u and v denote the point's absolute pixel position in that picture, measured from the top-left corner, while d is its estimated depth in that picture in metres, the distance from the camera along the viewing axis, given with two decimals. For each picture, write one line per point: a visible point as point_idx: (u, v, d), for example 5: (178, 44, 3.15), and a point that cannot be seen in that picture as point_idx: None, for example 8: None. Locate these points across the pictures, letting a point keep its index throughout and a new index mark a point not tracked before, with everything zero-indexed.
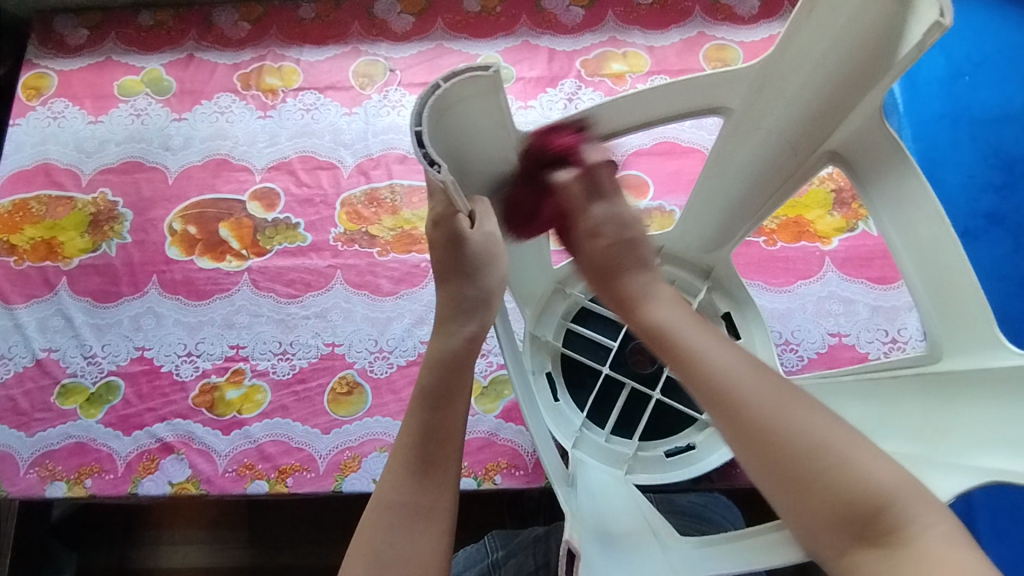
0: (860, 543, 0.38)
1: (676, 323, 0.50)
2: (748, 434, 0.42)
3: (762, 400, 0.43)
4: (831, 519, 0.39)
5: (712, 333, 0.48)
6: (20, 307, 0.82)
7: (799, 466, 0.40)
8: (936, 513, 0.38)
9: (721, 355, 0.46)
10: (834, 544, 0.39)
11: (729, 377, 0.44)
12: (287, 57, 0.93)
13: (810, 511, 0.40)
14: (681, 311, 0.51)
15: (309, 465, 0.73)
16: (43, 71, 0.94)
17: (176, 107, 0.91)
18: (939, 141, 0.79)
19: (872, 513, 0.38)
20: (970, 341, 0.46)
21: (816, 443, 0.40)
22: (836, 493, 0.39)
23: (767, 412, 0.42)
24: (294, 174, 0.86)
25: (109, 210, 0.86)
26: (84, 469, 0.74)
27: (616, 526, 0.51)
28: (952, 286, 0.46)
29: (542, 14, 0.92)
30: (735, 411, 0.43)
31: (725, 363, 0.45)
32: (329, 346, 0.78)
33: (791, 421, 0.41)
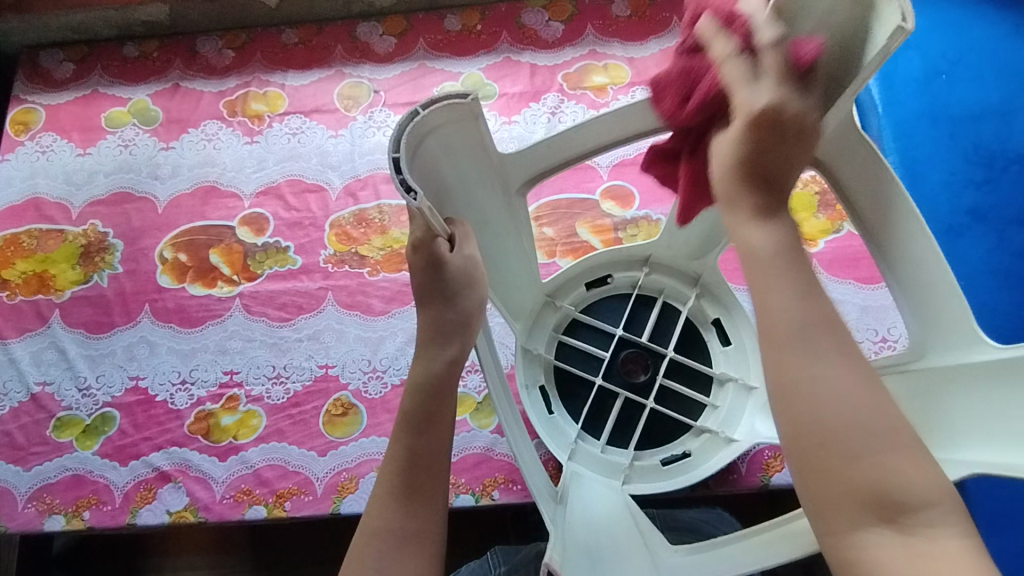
0: (881, 529, 0.36)
1: (760, 257, 0.40)
2: (797, 389, 0.37)
3: (832, 361, 0.37)
4: (857, 501, 0.36)
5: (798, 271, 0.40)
6: (13, 341, 0.82)
7: (847, 436, 0.36)
8: (959, 520, 0.36)
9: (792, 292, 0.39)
10: (852, 525, 0.36)
11: (800, 330, 0.38)
12: (272, 82, 0.94)
13: (839, 484, 0.36)
14: (779, 240, 0.40)
15: (306, 489, 0.73)
16: (31, 106, 0.95)
17: (163, 136, 0.92)
18: (917, 140, 0.81)
19: (902, 505, 0.35)
20: (953, 339, 0.46)
21: (867, 421, 0.36)
22: (871, 478, 0.36)
23: (828, 376, 0.37)
24: (282, 198, 0.87)
25: (99, 241, 0.87)
26: (81, 501, 0.74)
27: (607, 539, 0.52)
28: (932, 286, 0.47)
29: (522, 30, 0.94)
30: (795, 369, 0.37)
31: (792, 303, 0.39)
32: (323, 368, 0.78)
33: (851, 391, 0.37)
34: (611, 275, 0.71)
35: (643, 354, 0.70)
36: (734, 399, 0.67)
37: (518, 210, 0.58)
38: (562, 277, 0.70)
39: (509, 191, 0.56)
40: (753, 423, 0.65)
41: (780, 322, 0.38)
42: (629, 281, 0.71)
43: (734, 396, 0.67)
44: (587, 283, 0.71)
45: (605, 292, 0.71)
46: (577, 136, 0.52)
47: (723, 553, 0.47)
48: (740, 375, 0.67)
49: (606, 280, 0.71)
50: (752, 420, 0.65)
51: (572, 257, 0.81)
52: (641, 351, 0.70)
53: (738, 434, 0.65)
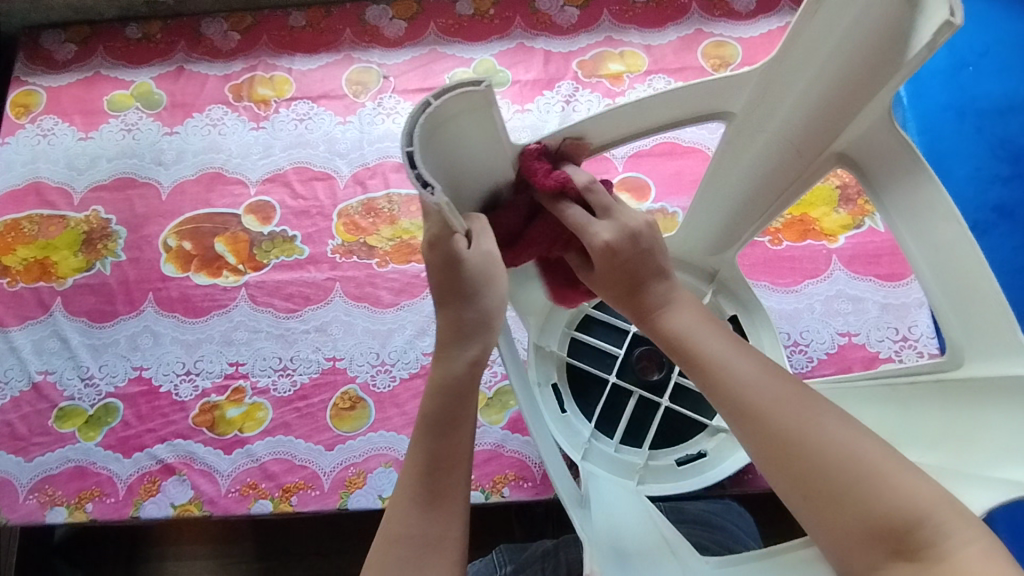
0: (893, 560, 0.36)
1: (689, 333, 0.46)
2: (778, 448, 0.40)
3: (784, 414, 0.40)
4: (861, 539, 0.37)
5: (735, 343, 0.45)
6: (14, 329, 0.80)
7: (827, 482, 0.38)
8: (969, 527, 0.35)
9: (739, 362, 0.43)
10: (867, 560, 0.37)
11: (752, 393, 0.41)
12: (278, 66, 0.92)
13: (840, 524, 0.37)
14: (698, 318, 0.47)
15: (313, 483, 0.72)
16: (32, 89, 0.93)
17: (167, 121, 0.90)
18: (944, 133, 0.78)
19: (900, 529, 0.36)
20: (993, 347, 0.44)
21: (839, 463, 0.38)
22: (861, 511, 0.37)
23: (785, 430, 0.40)
24: (289, 186, 0.85)
25: (102, 228, 0.85)
26: (84, 493, 0.73)
27: (634, 548, 0.50)
28: (973, 290, 0.45)
29: (536, 15, 0.91)
30: (758, 428, 0.41)
31: (744, 370, 0.43)
32: (330, 361, 0.77)
33: (817, 436, 0.39)
34: None
35: (658, 351, 0.68)
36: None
37: None
38: None
39: (527, 183, 0.54)
40: None
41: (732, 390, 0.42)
42: None
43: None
44: None
45: None
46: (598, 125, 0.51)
47: (757, 568, 0.46)
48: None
49: None
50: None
51: None
52: (656, 348, 0.68)
53: None
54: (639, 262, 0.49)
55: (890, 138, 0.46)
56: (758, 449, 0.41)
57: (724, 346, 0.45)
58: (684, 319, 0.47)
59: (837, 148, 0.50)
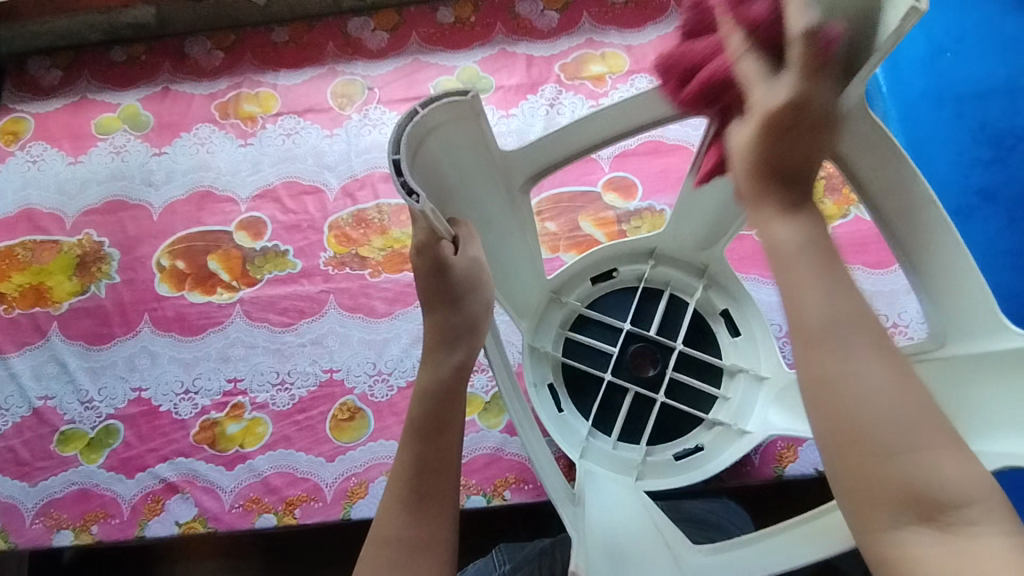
0: (919, 526, 0.34)
1: (788, 246, 0.38)
2: (837, 390, 0.35)
3: (861, 357, 0.36)
4: (893, 498, 0.34)
5: (829, 264, 0.38)
6: (13, 356, 0.81)
7: (881, 435, 0.34)
8: (1004, 515, 0.34)
9: (829, 289, 0.37)
10: (887, 522, 0.34)
11: (832, 325, 0.36)
12: (263, 83, 0.92)
13: (877, 484, 0.34)
14: (809, 233, 0.38)
15: (316, 495, 0.72)
16: (20, 116, 0.94)
17: (155, 141, 0.90)
18: (924, 119, 0.80)
19: (939, 502, 0.34)
20: (972, 327, 0.46)
21: (902, 418, 0.34)
22: (910, 473, 0.34)
23: (857, 373, 0.35)
24: (279, 201, 0.86)
25: (95, 251, 0.85)
26: (89, 515, 0.73)
27: (628, 544, 0.50)
28: (950, 275, 0.46)
29: (517, 20, 0.92)
30: (828, 365, 0.36)
31: (832, 300, 0.37)
32: (327, 373, 0.77)
33: (887, 389, 0.35)
34: (617, 269, 0.70)
35: (652, 348, 0.68)
36: (745, 391, 0.66)
37: (522, 208, 0.57)
38: (568, 271, 0.69)
39: (513, 188, 0.54)
40: (767, 412, 0.64)
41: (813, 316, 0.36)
42: (635, 275, 0.70)
43: (746, 386, 0.66)
44: (592, 278, 0.70)
45: (611, 287, 0.70)
46: (579, 132, 0.51)
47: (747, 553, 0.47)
48: (750, 366, 0.66)
49: (612, 274, 0.70)
50: (764, 411, 0.64)
51: (575, 251, 0.80)
52: (650, 345, 0.68)
53: (751, 425, 0.65)
54: (801, 148, 0.39)
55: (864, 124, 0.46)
56: (813, 383, 0.36)
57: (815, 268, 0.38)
58: (793, 231, 0.38)
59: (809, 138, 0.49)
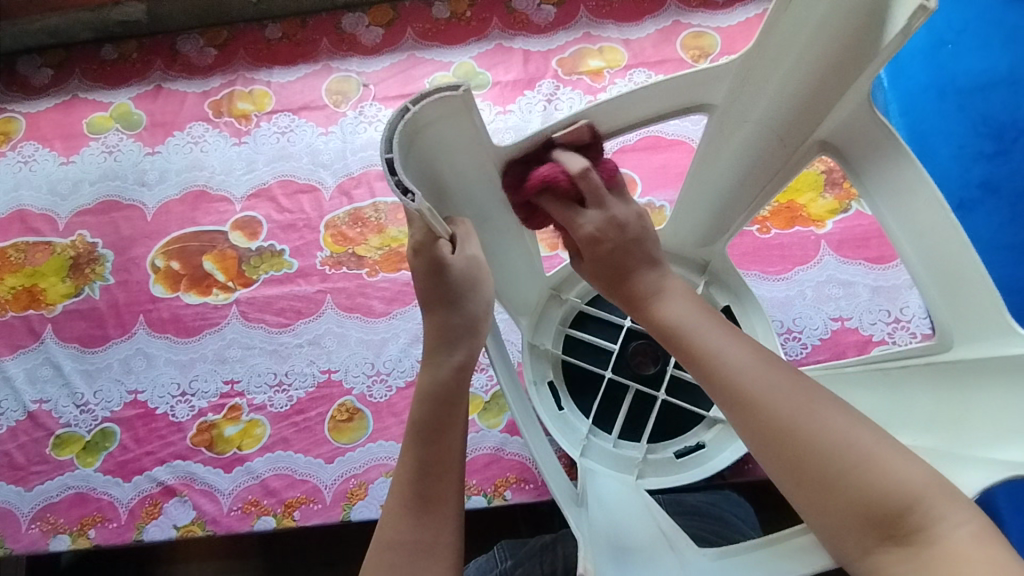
0: (885, 546, 0.34)
1: (682, 320, 0.45)
2: (771, 433, 0.38)
3: (779, 397, 0.38)
4: (853, 523, 0.35)
5: (725, 330, 0.43)
6: (6, 360, 0.80)
7: (820, 465, 0.36)
8: (964, 510, 0.34)
9: (730, 348, 0.41)
10: (859, 548, 0.35)
11: (742, 377, 0.40)
12: (257, 80, 0.91)
13: (831, 510, 0.36)
14: (688, 307, 0.45)
15: (315, 497, 0.72)
16: (10, 115, 0.92)
17: (148, 140, 0.89)
18: (925, 112, 0.79)
19: (893, 516, 0.34)
20: (982, 330, 0.44)
21: (835, 442, 0.36)
22: (855, 494, 0.35)
23: (778, 412, 0.38)
24: (274, 200, 0.85)
25: (89, 252, 0.84)
26: (86, 519, 0.73)
27: (631, 545, 0.49)
28: (956, 271, 0.45)
29: (513, 15, 0.91)
30: (748, 414, 0.39)
31: (737, 355, 0.41)
32: (325, 374, 0.77)
33: (811, 417, 0.37)
34: None
35: (653, 345, 0.68)
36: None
37: (521, 204, 0.56)
38: (568, 268, 0.68)
39: None
40: None
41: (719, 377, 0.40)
42: None
43: None
44: None
45: None
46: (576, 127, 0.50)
47: (752, 559, 0.45)
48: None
49: None
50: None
51: None
52: (651, 342, 0.68)
53: None
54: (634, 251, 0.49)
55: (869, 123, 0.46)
56: (749, 435, 0.39)
57: (717, 338, 0.42)
58: (676, 308, 0.46)
59: (818, 137, 0.50)
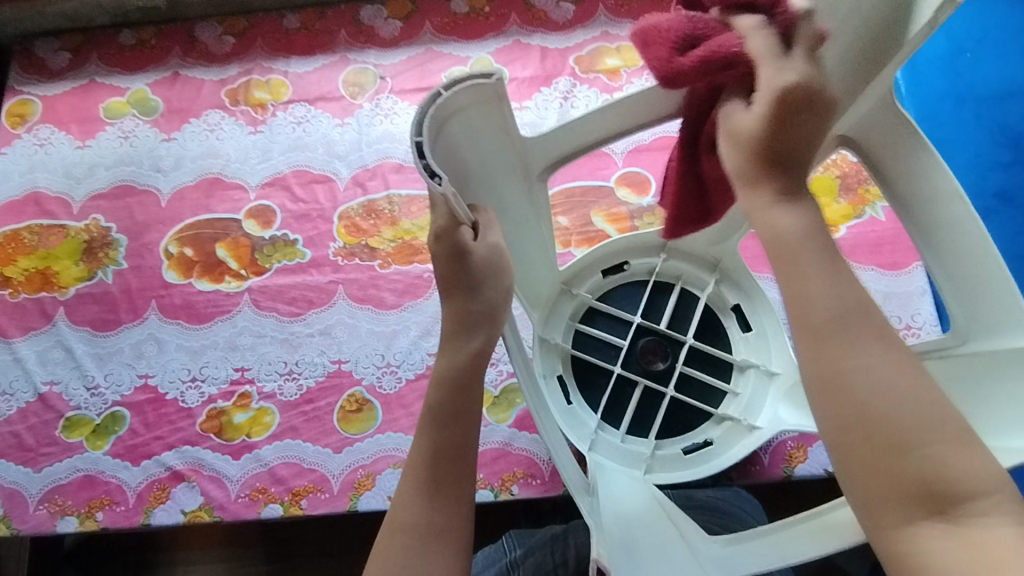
0: (929, 519, 0.34)
1: (793, 237, 0.37)
2: (848, 389, 0.35)
3: (872, 341, 0.36)
4: (903, 496, 0.34)
5: (830, 258, 0.37)
6: (18, 341, 0.80)
7: (893, 427, 0.34)
8: (1018, 507, 0.34)
9: (828, 285, 0.36)
10: (901, 517, 0.34)
11: (843, 317, 0.36)
12: (275, 70, 0.91)
13: (888, 475, 0.34)
14: (809, 225, 0.37)
15: (322, 486, 0.72)
16: (27, 98, 0.93)
17: (164, 127, 0.89)
18: (944, 120, 0.78)
19: (951, 495, 0.33)
20: (997, 323, 0.45)
21: (917, 411, 0.34)
22: (923, 468, 0.34)
23: (865, 371, 0.35)
24: (289, 189, 0.85)
25: (103, 237, 0.85)
26: (94, 502, 0.73)
27: (641, 533, 0.51)
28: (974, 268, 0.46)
29: (532, 12, 0.91)
30: (837, 359, 0.35)
31: (832, 295, 0.36)
32: (335, 364, 0.77)
33: (895, 388, 0.35)
34: (629, 262, 0.69)
35: (663, 342, 0.67)
36: (755, 386, 0.65)
37: (539, 196, 0.56)
38: (580, 262, 0.68)
39: (531, 176, 0.54)
40: (777, 410, 0.63)
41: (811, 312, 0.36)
42: (646, 268, 0.69)
43: (755, 382, 0.65)
44: (603, 269, 0.69)
45: (622, 280, 0.69)
46: (598, 123, 0.50)
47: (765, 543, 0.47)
48: (761, 361, 0.66)
49: (623, 267, 0.69)
50: (774, 406, 0.64)
51: (587, 246, 0.80)
52: (661, 339, 0.67)
53: (761, 421, 0.64)
54: (801, 130, 0.36)
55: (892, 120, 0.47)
56: (818, 384, 0.36)
57: (818, 270, 0.36)
58: (795, 223, 0.37)
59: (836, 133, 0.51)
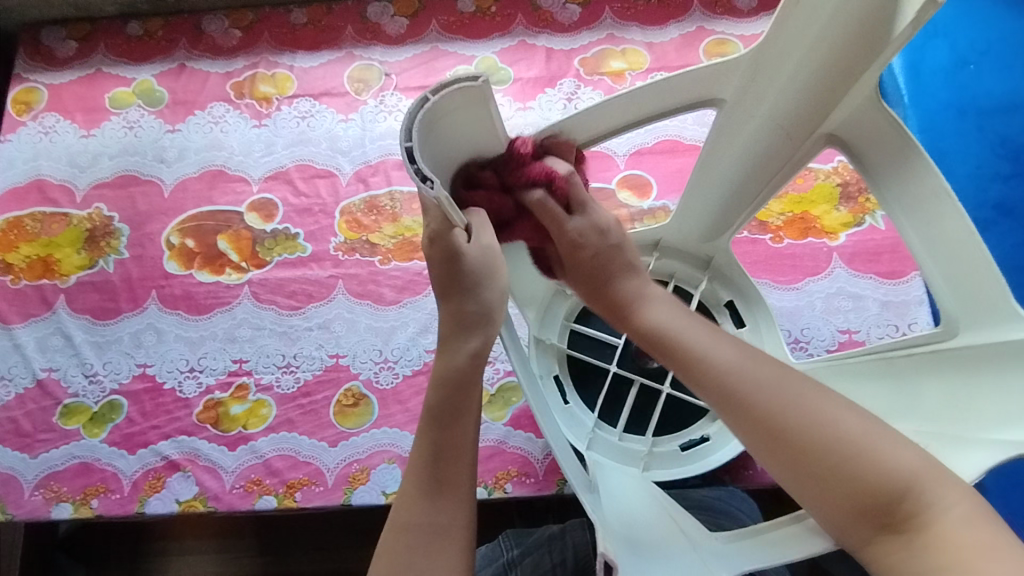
0: (882, 534, 0.38)
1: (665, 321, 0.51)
2: (772, 430, 0.42)
3: (771, 393, 0.43)
4: (850, 512, 0.39)
5: (708, 330, 0.49)
6: (18, 327, 0.81)
7: (820, 464, 0.40)
8: (956, 492, 0.37)
9: (722, 345, 0.47)
10: (862, 536, 0.39)
11: (739, 374, 0.44)
12: (280, 64, 0.92)
13: (831, 499, 0.40)
14: (669, 312, 0.51)
15: (317, 479, 0.72)
16: (33, 86, 0.93)
17: (169, 118, 0.90)
18: (945, 131, 0.79)
19: (891, 501, 0.38)
20: (986, 316, 0.45)
21: (831, 441, 0.40)
22: (851, 486, 0.39)
23: (777, 408, 0.42)
24: (292, 183, 0.85)
25: (105, 226, 0.85)
26: (89, 489, 0.73)
27: (644, 532, 0.50)
28: (967, 265, 0.46)
29: (538, 13, 0.91)
30: (744, 413, 0.43)
31: (728, 353, 0.46)
32: (333, 358, 0.77)
33: (806, 419, 0.41)
34: None
35: None
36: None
37: None
38: None
39: (523, 175, 0.54)
40: None
41: (711, 374, 0.45)
42: None
43: None
44: None
45: None
46: None
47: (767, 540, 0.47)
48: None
49: None
50: None
51: None
52: None
53: None
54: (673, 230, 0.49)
55: (880, 119, 0.47)
56: (748, 433, 0.44)
57: (710, 342, 0.47)
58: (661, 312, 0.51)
59: (826, 129, 0.51)
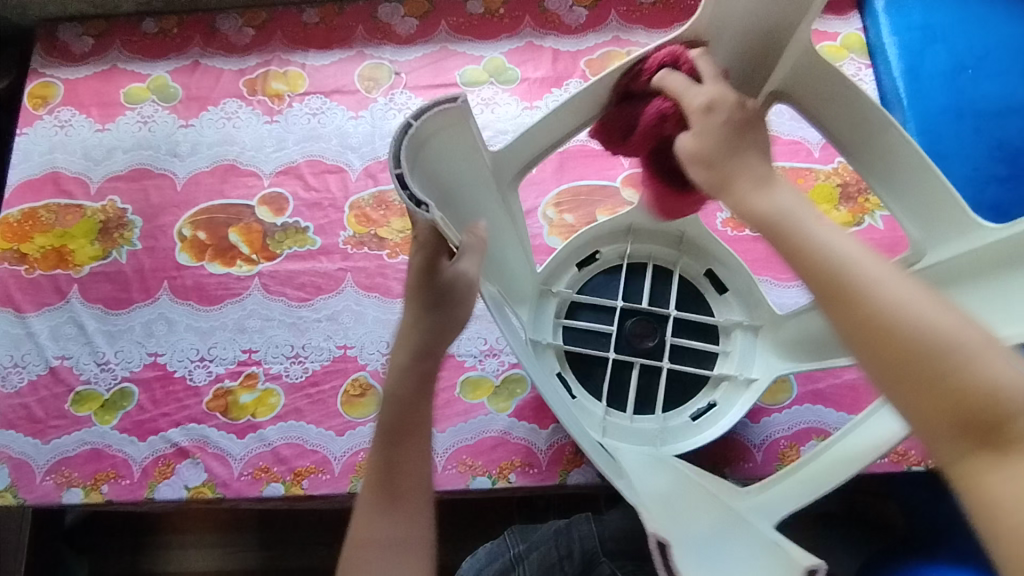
0: (980, 454, 0.32)
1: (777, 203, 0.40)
2: (874, 324, 0.35)
3: (869, 274, 0.36)
4: (948, 425, 0.32)
5: (819, 216, 0.39)
6: (32, 315, 0.82)
7: (919, 357, 0.33)
8: None
9: (833, 236, 0.38)
10: (950, 454, 0.33)
11: (851, 262, 0.36)
12: (292, 62, 0.94)
13: (926, 407, 0.33)
14: (790, 194, 0.41)
15: (324, 467, 0.74)
16: (49, 80, 0.95)
17: (182, 113, 0.92)
18: (944, 134, 0.80)
19: (996, 418, 0.32)
20: (949, 229, 0.50)
21: (933, 334, 0.33)
22: (955, 395, 0.32)
23: (880, 299, 0.35)
24: (302, 178, 0.87)
25: (118, 218, 0.87)
26: (100, 475, 0.75)
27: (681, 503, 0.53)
28: (926, 195, 0.50)
29: (546, 15, 0.93)
30: (848, 298, 0.35)
31: (838, 242, 0.37)
32: (341, 349, 0.79)
33: (916, 315, 0.34)
34: (599, 251, 0.71)
35: (650, 318, 0.69)
36: (743, 344, 0.67)
37: (510, 205, 0.58)
38: (553, 262, 0.70)
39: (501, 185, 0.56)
40: (768, 360, 0.66)
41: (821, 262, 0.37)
42: (617, 253, 0.71)
43: (742, 341, 0.68)
44: (577, 264, 0.71)
45: (596, 269, 0.71)
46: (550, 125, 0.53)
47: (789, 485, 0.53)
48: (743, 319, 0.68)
49: (595, 257, 0.71)
50: (766, 356, 0.66)
51: None
52: (646, 317, 0.69)
53: (756, 372, 0.66)
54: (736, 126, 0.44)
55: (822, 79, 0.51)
56: (850, 328, 0.36)
57: (815, 225, 0.38)
58: (776, 192, 0.41)
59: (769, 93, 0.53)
